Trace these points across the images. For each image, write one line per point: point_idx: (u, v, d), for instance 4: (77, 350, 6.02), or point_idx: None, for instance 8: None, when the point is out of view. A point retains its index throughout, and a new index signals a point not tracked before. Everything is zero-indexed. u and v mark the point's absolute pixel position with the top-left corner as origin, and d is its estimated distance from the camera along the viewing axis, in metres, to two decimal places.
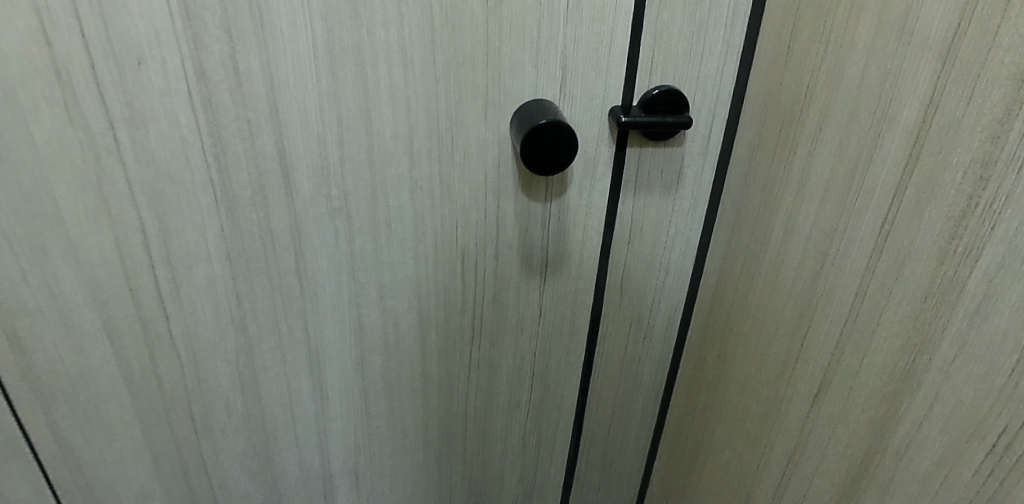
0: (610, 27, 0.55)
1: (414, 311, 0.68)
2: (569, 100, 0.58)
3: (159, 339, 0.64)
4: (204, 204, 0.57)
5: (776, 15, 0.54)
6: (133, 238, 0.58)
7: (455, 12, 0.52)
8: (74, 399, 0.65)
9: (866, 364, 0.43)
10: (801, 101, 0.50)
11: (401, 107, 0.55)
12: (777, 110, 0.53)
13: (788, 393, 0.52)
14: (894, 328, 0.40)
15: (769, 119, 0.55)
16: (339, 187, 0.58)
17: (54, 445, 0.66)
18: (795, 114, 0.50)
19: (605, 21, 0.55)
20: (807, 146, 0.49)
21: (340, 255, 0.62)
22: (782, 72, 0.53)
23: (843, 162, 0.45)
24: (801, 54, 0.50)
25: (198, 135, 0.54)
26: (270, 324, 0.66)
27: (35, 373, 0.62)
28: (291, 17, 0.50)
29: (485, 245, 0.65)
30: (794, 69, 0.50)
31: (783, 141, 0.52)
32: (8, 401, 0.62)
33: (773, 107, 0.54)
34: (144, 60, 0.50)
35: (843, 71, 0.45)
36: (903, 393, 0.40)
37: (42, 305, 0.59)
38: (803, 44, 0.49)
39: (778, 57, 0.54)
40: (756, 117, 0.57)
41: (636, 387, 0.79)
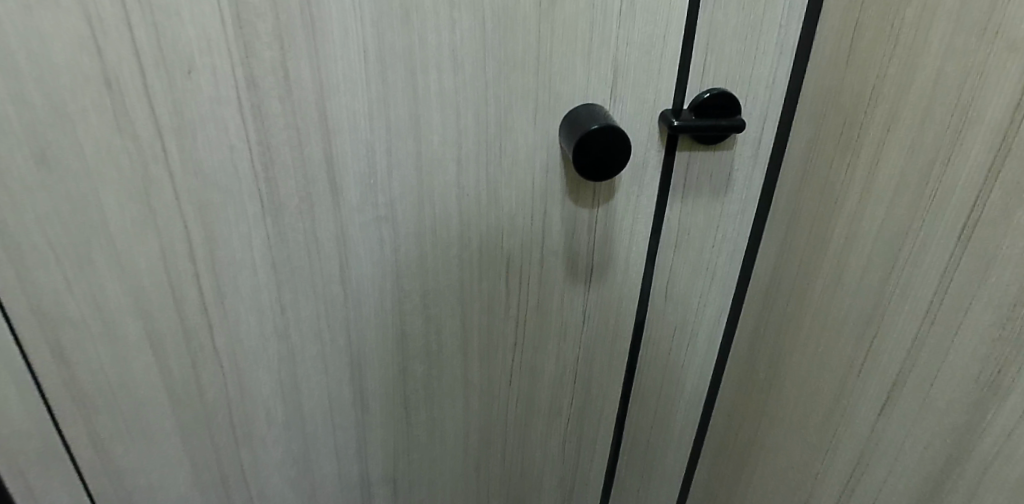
0: (663, 29, 0.54)
1: (457, 318, 0.67)
2: (619, 104, 0.57)
3: (202, 349, 0.64)
4: (251, 212, 0.56)
5: (835, 15, 0.53)
6: (178, 247, 0.57)
7: (508, 16, 0.51)
8: (117, 409, 0.64)
9: (945, 370, 0.42)
10: (867, 103, 0.48)
11: (450, 112, 0.54)
12: (838, 113, 0.52)
13: (852, 399, 0.51)
14: (978, 335, 0.39)
15: (829, 123, 0.54)
16: (386, 194, 0.58)
17: (95, 454, 0.66)
18: (859, 117, 0.49)
19: (658, 23, 0.54)
20: (873, 149, 0.48)
21: (385, 263, 0.62)
22: (843, 73, 0.52)
23: (915, 165, 0.44)
24: (866, 55, 0.48)
25: (246, 143, 0.53)
26: (313, 332, 0.65)
27: (78, 383, 0.62)
28: (343, 23, 0.49)
29: (530, 252, 0.64)
30: (859, 70, 0.49)
31: (847, 144, 0.51)
32: (51, 411, 0.62)
33: (833, 109, 0.53)
34: (195, 68, 0.49)
35: (914, 72, 0.43)
36: (990, 402, 0.38)
37: (86, 315, 0.58)
38: (869, 44, 0.48)
39: (838, 59, 0.53)
40: (813, 120, 0.56)
41: (679, 393, 0.78)
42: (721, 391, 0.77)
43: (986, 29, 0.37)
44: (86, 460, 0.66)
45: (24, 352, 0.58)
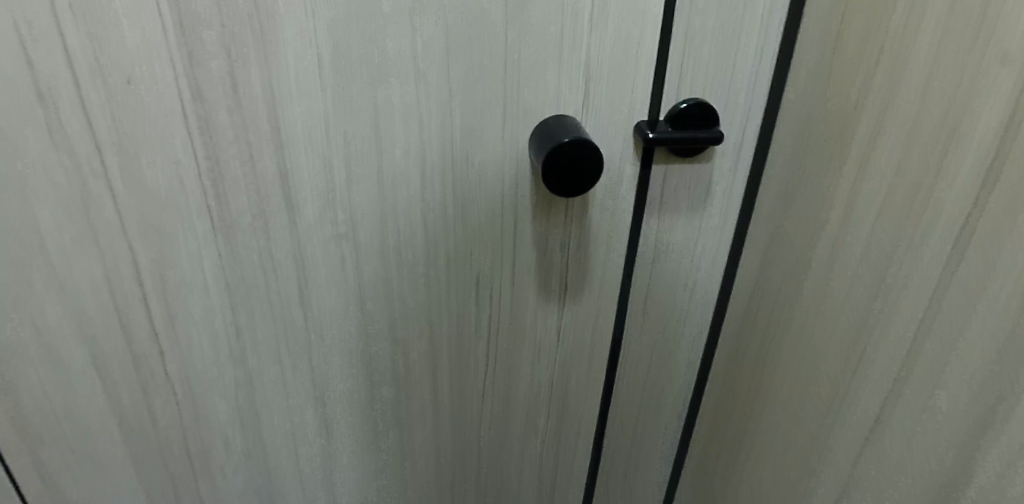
0: (638, 37, 0.51)
1: (426, 339, 0.64)
2: (593, 114, 0.54)
3: (153, 374, 0.60)
4: (201, 231, 0.53)
5: (818, 22, 0.51)
6: (123, 268, 0.54)
7: (473, 22, 0.48)
8: (61, 440, 0.60)
9: (939, 391, 0.40)
10: (855, 113, 0.47)
11: (413, 124, 0.51)
12: (825, 123, 0.50)
13: (842, 416, 0.49)
14: (974, 355, 0.37)
15: (814, 134, 0.52)
16: (347, 211, 0.54)
17: (40, 488, 0.62)
18: (847, 127, 0.48)
19: (632, 31, 0.51)
20: (861, 161, 0.46)
21: (346, 283, 0.59)
22: (828, 82, 0.50)
23: (904, 178, 0.42)
24: (854, 63, 0.47)
25: (193, 158, 0.49)
26: (272, 354, 0.62)
27: (18, 413, 0.58)
28: (295, 30, 0.46)
29: (501, 269, 0.61)
30: (846, 79, 0.48)
31: (833, 154, 0.49)
32: None
33: (819, 120, 0.51)
34: (135, 79, 0.46)
35: (904, 83, 0.42)
36: (988, 427, 0.36)
37: (26, 341, 0.55)
38: (857, 52, 0.46)
39: (822, 69, 0.51)
40: (798, 131, 0.54)
41: (659, 411, 0.75)
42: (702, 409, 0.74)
43: (979, 33, 0.36)
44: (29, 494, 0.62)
45: None
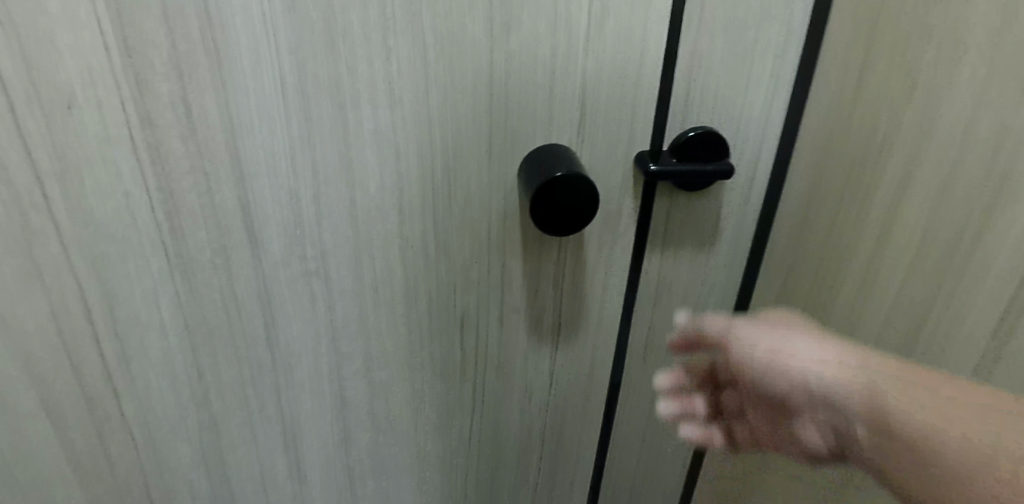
0: (639, 59, 0.47)
1: (405, 382, 0.59)
2: (589, 143, 0.49)
3: (108, 418, 0.54)
4: (156, 268, 0.48)
5: (835, 61, 0.48)
6: (72, 305, 0.48)
7: (454, 44, 0.43)
8: None
9: None
10: (877, 162, 0.46)
11: (388, 153, 0.46)
12: (843, 169, 0.49)
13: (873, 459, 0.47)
14: None
15: (832, 178, 0.51)
16: (316, 246, 0.50)
17: None
18: (868, 175, 0.47)
19: (632, 53, 0.46)
20: (885, 210, 0.45)
21: (318, 323, 0.54)
22: (845, 127, 0.49)
23: (939, 228, 0.41)
24: (877, 110, 0.45)
25: (144, 189, 0.45)
26: (239, 397, 0.57)
27: None
28: (254, 49, 0.41)
29: (488, 309, 0.56)
30: (865, 127, 0.47)
31: (854, 200, 0.49)
32: None
33: (836, 163, 0.50)
34: (76, 104, 0.40)
35: (938, 135, 0.40)
36: None
37: None
38: (880, 98, 0.45)
39: (840, 110, 0.49)
40: (813, 173, 0.53)
41: (661, 455, 0.71)
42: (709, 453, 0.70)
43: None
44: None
45: None
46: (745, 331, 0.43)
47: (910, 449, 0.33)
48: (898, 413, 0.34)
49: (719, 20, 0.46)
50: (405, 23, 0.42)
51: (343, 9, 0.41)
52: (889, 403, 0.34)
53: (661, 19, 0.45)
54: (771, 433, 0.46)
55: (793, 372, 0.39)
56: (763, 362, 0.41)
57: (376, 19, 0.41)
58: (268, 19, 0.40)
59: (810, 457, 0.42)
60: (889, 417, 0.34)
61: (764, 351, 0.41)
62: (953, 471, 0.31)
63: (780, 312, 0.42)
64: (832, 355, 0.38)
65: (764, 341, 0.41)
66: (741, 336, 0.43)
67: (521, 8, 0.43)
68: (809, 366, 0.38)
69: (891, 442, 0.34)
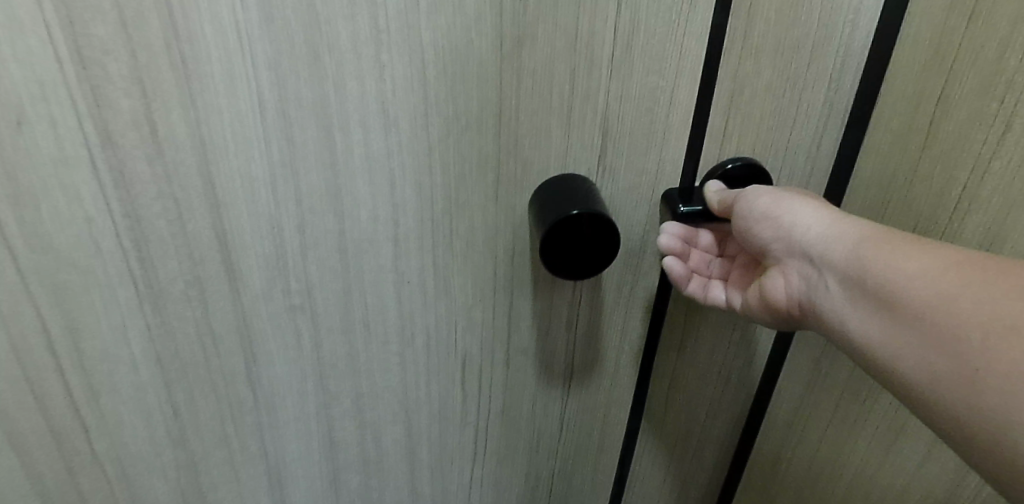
0: (672, 82, 0.42)
1: (400, 424, 0.55)
2: (611, 173, 0.46)
3: (79, 453, 0.45)
4: (125, 301, 0.41)
5: (906, 78, 0.43)
6: (33, 339, 0.39)
7: (458, 61, 0.39)
8: None
9: None
10: (967, 178, 0.39)
11: (382, 181, 0.42)
12: (918, 189, 0.43)
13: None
14: None
15: (904, 198, 0.44)
16: (301, 280, 0.45)
17: None
18: (955, 193, 0.40)
19: (666, 74, 0.42)
20: (983, 232, 0.39)
21: (303, 362, 0.49)
22: (924, 147, 0.42)
23: None
24: (964, 125, 0.39)
25: (108, 216, 0.38)
26: (217, 437, 0.50)
27: None
28: (228, 64, 0.35)
29: (491, 347, 0.52)
30: (951, 143, 0.40)
31: (934, 223, 0.42)
32: None
33: (908, 184, 0.44)
34: (28, 120, 0.33)
35: None
36: None
37: None
38: (967, 110, 0.39)
39: (912, 129, 0.43)
40: (880, 193, 0.47)
41: (686, 495, 0.70)
42: (734, 495, 0.69)
43: None
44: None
45: None
46: (760, 193, 0.44)
47: (887, 310, 0.36)
48: (881, 269, 0.36)
49: (767, 40, 0.43)
50: (400, 37, 0.37)
51: (329, 20, 0.35)
52: (873, 259, 0.37)
53: (698, 37, 0.41)
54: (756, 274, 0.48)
55: (785, 235, 0.42)
56: (759, 216, 0.43)
57: (368, 31, 0.36)
58: (241, 29, 0.35)
59: (774, 310, 0.45)
60: (866, 286, 0.37)
61: (766, 203, 0.43)
62: (922, 324, 0.33)
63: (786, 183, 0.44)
64: (824, 220, 0.41)
65: (763, 198, 0.43)
66: (751, 191, 0.44)
67: (535, 23, 0.39)
68: (808, 227, 0.41)
69: (865, 297, 0.37)
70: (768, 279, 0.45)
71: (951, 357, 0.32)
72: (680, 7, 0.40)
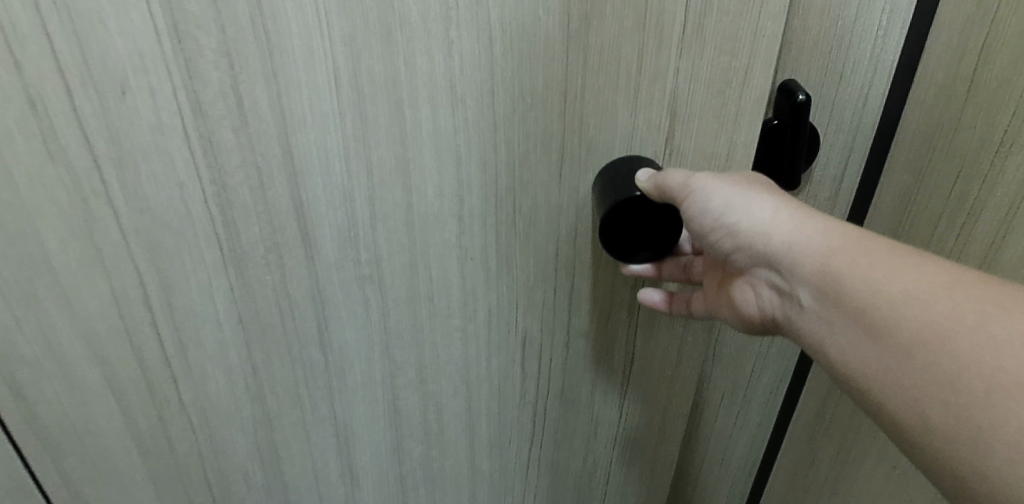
0: (745, 62, 0.37)
1: (461, 400, 0.55)
2: (679, 158, 0.41)
3: (167, 396, 0.54)
4: (211, 262, 0.47)
5: (950, 34, 0.46)
6: (130, 288, 0.48)
7: (524, 37, 0.36)
8: (81, 450, 0.56)
9: None
10: (1007, 124, 0.41)
11: (448, 157, 0.41)
12: (960, 139, 0.45)
13: None
14: None
15: (948, 146, 0.46)
16: (370, 251, 0.46)
17: (66, 495, 0.59)
18: (995, 140, 0.42)
19: (738, 54, 0.36)
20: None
21: (370, 332, 0.50)
22: (969, 95, 0.44)
23: None
24: (1006, 72, 0.41)
25: (198, 183, 0.43)
26: (292, 396, 0.55)
27: (43, 424, 0.53)
28: (307, 39, 0.37)
29: (552, 329, 0.50)
30: (992, 90, 0.42)
31: (976, 172, 0.44)
32: (20, 453, 0.54)
33: (953, 131, 0.46)
34: (130, 89, 0.39)
35: None
36: None
37: (34, 346, 0.49)
38: (1012, 55, 0.40)
39: (957, 81, 0.45)
40: (920, 148, 0.49)
41: (738, 441, 0.71)
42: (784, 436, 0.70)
43: None
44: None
45: None
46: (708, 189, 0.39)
47: (862, 350, 0.34)
48: (860, 285, 0.34)
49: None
50: (469, 14, 0.36)
51: None
52: (847, 265, 0.35)
53: (776, 16, 0.35)
54: (721, 279, 0.45)
55: (754, 233, 0.39)
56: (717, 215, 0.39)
57: (438, 8, 0.35)
58: (320, 5, 0.36)
59: (748, 325, 0.44)
60: (847, 323, 0.35)
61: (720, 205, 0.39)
62: (909, 370, 0.32)
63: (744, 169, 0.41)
64: (789, 213, 0.38)
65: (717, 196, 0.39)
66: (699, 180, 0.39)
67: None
68: (778, 223, 0.38)
69: (843, 323, 0.35)
70: (741, 283, 0.42)
71: (942, 407, 0.30)
72: None
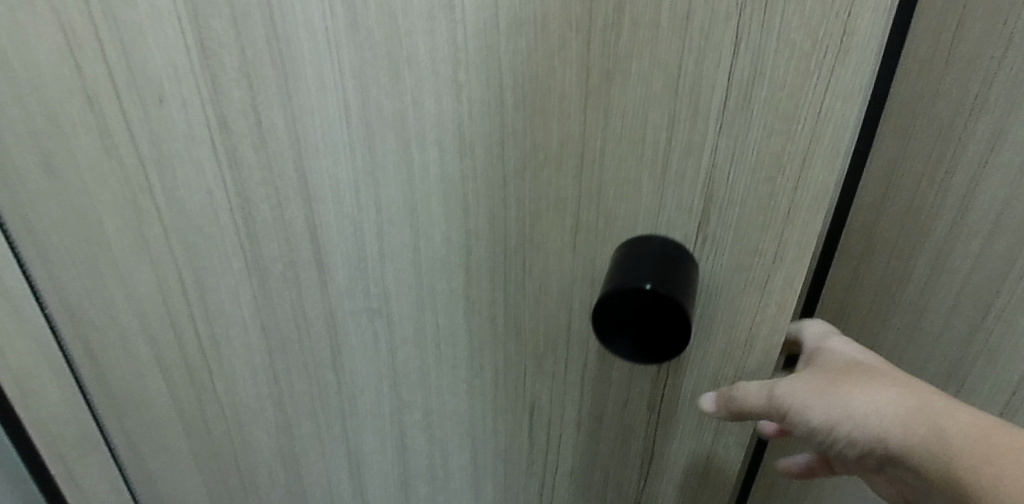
0: (803, 150, 0.29)
1: (466, 452, 0.51)
2: (713, 247, 0.33)
3: (202, 382, 0.57)
4: (236, 268, 0.47)
5: (934, 15, 0.46)
6: (171, 279, 0.50)
7: (537, 90, 0.32)
8: (133, 411, 0.61)
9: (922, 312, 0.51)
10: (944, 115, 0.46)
11: (456, 204, 0.38)
12: (922, 116, 0.48)
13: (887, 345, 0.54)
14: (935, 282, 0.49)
15: (926, 124, 0.47)
16: (379, 287, 0.44)
17: (121, 447, 0.64)
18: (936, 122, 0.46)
19: (792, 139, 0.29)
20: (989, 137, 0.43)
21: (379, 365, 0.48)
22: (943, 73, 0.45)
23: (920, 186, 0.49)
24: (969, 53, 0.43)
25: (225, 194, 0.43)
26: (308, 409, 0.55)
27: (104, 377, 0.59)
28: (318, 68, 0.35)
29: (561, 405, 0.44)
30: (966, 60, 0.43)
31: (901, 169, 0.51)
32: (87, 397, 0.61)
33: (930, 104, 0.47)
34: (167, 99, 0.40)
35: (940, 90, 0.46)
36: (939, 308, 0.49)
37: (97, 309, 0.54)
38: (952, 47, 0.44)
39: (934, 57, 0.46)
40: (902, 123, 0.50)
41: None
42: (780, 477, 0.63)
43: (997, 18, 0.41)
44: (25, 423, 0.63)
45: (53, 321, 0.56)
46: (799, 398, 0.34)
47: None
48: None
49: None
50: (479, 58, 0.32)
51: (409, 33, 0.32)
52: (984, 486, 0.28)
53: (847, 99, 0.27)
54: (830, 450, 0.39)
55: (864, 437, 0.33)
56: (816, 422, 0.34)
57: (446, 49, 0.32)
58: (330, 35, 0.34)
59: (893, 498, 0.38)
60: None
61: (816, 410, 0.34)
62: None
63: (804, 281, 0.33)
64: (897, 406, 0.32)
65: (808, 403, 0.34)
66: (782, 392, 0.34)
67: (628, 56, 0.29)
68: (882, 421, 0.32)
69: None
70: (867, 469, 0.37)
71: None
72: (820, 54, 0.27)
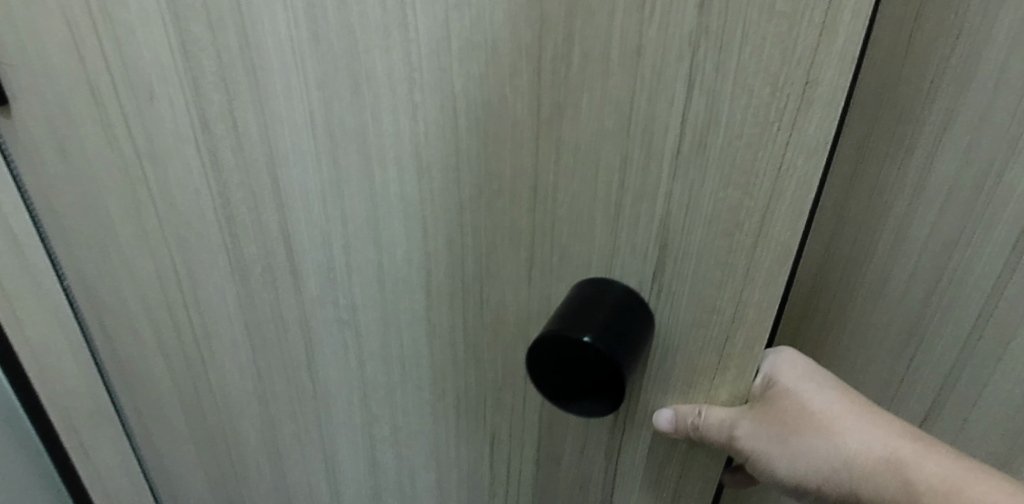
0: (762, 206, 0.26)
1: (432, 473, 0.50)
2: (670, 298, 0.31)
3: (194, 369, 0.58)
4: (222, 265, 0.48)
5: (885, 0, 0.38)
6: (167, 269, 0.51)
7: (491, 117, 0.30)
8: (136, 388, 0.63)
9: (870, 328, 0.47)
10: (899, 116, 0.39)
11: (415, 224, 0.36)
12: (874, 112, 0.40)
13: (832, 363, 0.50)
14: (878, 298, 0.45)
15: (897, 113, 0.39)
16: (347, 298, 0.43)
17: (126, 420, 0.67)
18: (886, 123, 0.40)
19: (751, 194, 0.26)
20: (940, 130, 0.39)
21: (350, 376, 0.48)
22: (899, 61, 0.38)
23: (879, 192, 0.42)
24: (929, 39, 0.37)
25: (209, 193, 0.44)
26: (287, 409, 0.55)
27: (112, 352, 0.61)
28: (285, 77, 0.35)
29: (521, 440, 0.42)
30: (922, 50, 0.37)
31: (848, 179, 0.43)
32: (99, 371, 0.63)
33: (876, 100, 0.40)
34: (157, 97, 0.41)
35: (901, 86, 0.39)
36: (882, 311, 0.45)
37: (105, 290, 0.56)
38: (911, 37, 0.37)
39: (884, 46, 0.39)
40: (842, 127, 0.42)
41: None
42: None
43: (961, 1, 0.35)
44: (47, 387, 0.67)
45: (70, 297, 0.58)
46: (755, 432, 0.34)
47: None
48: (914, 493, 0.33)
49: None
50: (433, 79, 0.31)
51: (366, 48, 0.31)
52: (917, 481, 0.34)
53: (810, 155, 0.24)
54: None
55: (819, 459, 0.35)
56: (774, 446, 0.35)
57: (402, 67, 0.31)
58: (295, 46, 0.33)
59: None
60: None
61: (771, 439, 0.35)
62: None
63: (766, 345, 0.30)
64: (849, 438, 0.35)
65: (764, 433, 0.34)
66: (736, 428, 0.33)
67: (578, 89, 0.27)
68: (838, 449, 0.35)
69: None
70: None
71: None
72: (778, 103, 0.24)
